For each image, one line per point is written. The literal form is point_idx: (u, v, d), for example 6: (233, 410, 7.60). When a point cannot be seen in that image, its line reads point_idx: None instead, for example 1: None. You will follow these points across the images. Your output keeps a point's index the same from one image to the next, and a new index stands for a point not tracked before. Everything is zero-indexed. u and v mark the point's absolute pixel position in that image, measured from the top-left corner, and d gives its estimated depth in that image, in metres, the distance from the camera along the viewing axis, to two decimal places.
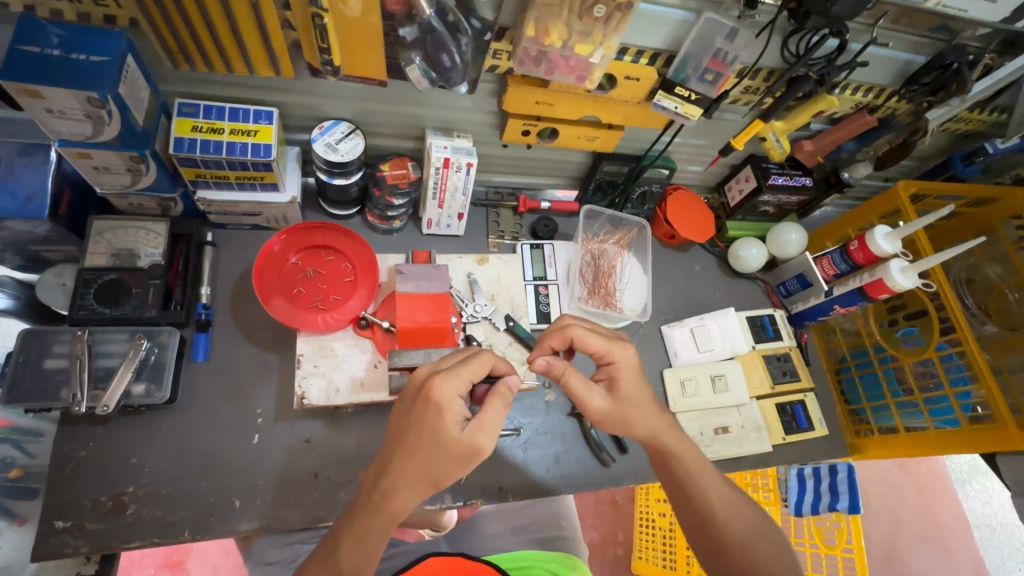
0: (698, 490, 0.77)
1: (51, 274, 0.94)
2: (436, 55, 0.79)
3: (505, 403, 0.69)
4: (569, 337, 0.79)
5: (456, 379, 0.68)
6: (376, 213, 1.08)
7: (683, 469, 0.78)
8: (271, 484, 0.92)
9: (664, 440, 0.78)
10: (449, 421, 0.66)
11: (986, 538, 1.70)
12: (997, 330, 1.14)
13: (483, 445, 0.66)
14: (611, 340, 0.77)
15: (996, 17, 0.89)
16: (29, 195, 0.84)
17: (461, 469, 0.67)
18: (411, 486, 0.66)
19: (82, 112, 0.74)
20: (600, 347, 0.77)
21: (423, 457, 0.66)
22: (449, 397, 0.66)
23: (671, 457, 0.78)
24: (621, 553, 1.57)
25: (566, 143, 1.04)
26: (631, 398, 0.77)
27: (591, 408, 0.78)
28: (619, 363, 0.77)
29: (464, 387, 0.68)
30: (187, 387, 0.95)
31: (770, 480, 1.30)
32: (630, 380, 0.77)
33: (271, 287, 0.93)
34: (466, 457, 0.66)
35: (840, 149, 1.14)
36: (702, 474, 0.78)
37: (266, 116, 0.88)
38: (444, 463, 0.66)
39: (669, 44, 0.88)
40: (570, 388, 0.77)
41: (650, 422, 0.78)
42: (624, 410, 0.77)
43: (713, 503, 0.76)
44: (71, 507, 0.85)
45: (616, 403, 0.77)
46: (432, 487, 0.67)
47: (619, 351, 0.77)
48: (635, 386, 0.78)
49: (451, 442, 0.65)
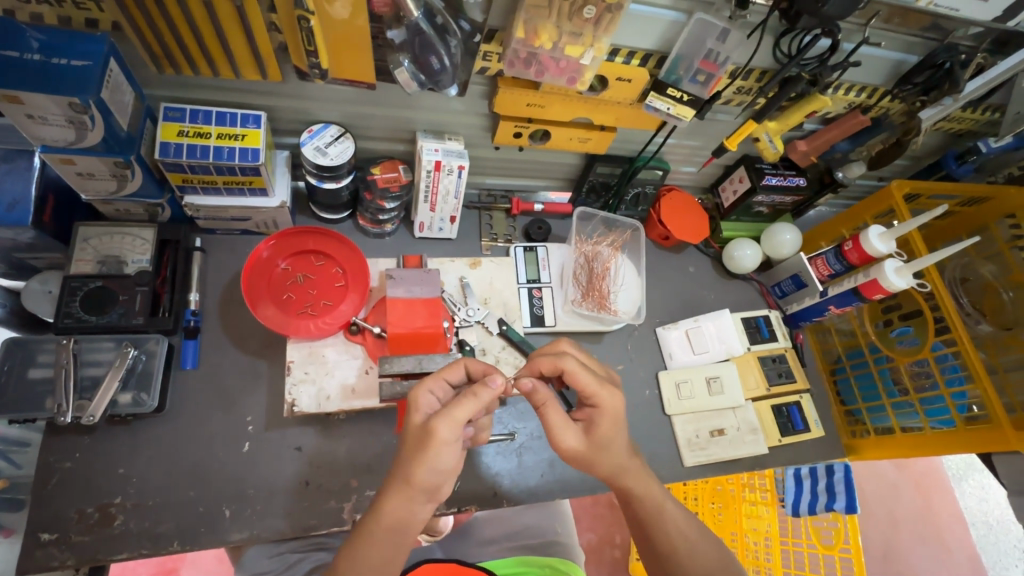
0: (659, 530, 0.76)
1: (37, 282, 0.93)
2: (425, 58, 0.78)
3: (477, 401, 0.65)
4: (559, 367, 0.75)
5: (428, 378, 0.72)
6: (368, 217, 1.07)
7: (643, 505, 0.76)
8: (261, 493, 0.90)
9: (630, 483, 0.76)
10: (412, 414, 0.68)
11: (982, 535, 1.70)
12: (992, 329, 1.13)
13: (434, 428, 0.64)
14: (601, 383, 0.74)
15: (988, 17, 0.88)
16: (11, 202, 0.83)
17: (425, 460, 0.64)
18: (391, 486, 0.66)
19: (64, 117, 0.73)
20: (588, 386, 0.73)
21: (401, 454, 0.67)
22: (416, 392, 0.70)
23: (634, 498, 0.76)
24: (619, 555, 1.55)
25: (559, 144, 1.03)
26: (607, 444, 0.74)
27: (561, 446, 0.74)
28: (603, 408, 0.73)
29: (436, 386, 0.72)
30: (175, 396, 0.93)
31: (767, 480, 1.31)
32: (608, 428, 0.74)
33: (259, 293, 0.92)
34: (422, 442, 0.65)
35: (834, 149, 1.14)
36: (664, 509, 0.77)
37: (253, 120, 0.87)
38: (412, 456, 0.65)
39: (660, 45, 0.87)
40: (546, 421, 0.74)
41: (617, 465, 0.75)
42: (596, 454, 0.74)
43: (674, 539, 0.75)
44: (56, 519, 0.84)
45: (589, 446, 0.74)
46: (407, 486, 0.65)
47: (606, 395, 0.73)
48: (612, 433, 0.74)
49: (415, 433, 0.66)
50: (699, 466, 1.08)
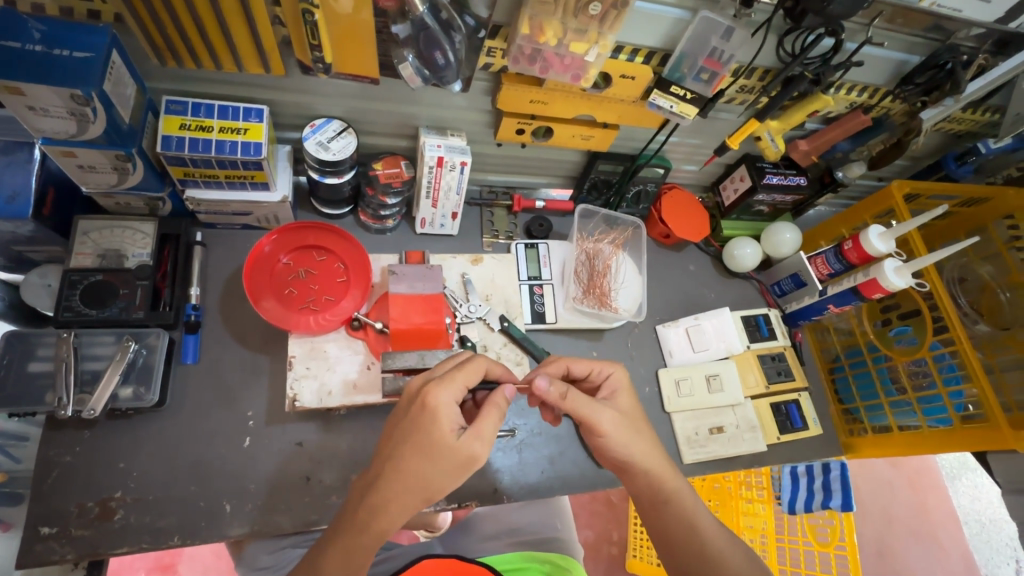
0: (693, 535, 0.72)
1: (35, 275, 0.92)
2: (428, 53, 0.76)
3: (501, 411, 0.69)
4: (564, 365, 0.82)
5: (452, 385, 0.68)
6: (369, 213, 1.06)
7: (682, 505, 0.74)
8: (262, 489, 0.90)
9: (665, 481, 0.75)
10: (445, 429, 0.65)
11: (975, 534, 1.72)
12: (989, 329, 1.14)
13: (477, 453, 0.65)
14: (604, 359, 0.81)
15: (990, 18, 0.89)
16: (11, 194, 0.82)
17: (458, 480, 0.65)
18: (405, 500, 0.64)
19: (65, 109, 0.72)
20: (594, 364, 0.81)
21: (408, 465, 0.65)
22: (444, 404, 0.66)
23: (672, 498, 0.74)
24: (616, 551, 1.56)
25: (561, 142, 1.03)
26: (633, 413, 0.78)
27: (602, 425, 0.74)
28: (617, 375, 0.80)
29: (460, 393, 0.68)
30: (176, 390, 0.93)
31: (763, 478, 1.27)
32: (627, 398, 0.79)
33: (261, 287, 0.92)
34: (461, 466, 0.65)
35: (834, 149, 1.14)
36: (699, 516, 0.74)
37: (256, 114, 0.87)
38: (442, 473, 0.64)
39: (664, 43, 0.87)
40: (575, 405, 0.74)
41: (649, 451, 0.75)
42: (632, 423, 0.76)
43: (711, 539, 0.72)
44: (55, 513, 0.83)
45: (622, 418, 0.75)
46: (425, 503, 0.65)
47: (612, 367, 0.80)
48: (633, 403, 0.79)
49: (446, 450, 0.65)
50: (698, 463, 1.08)
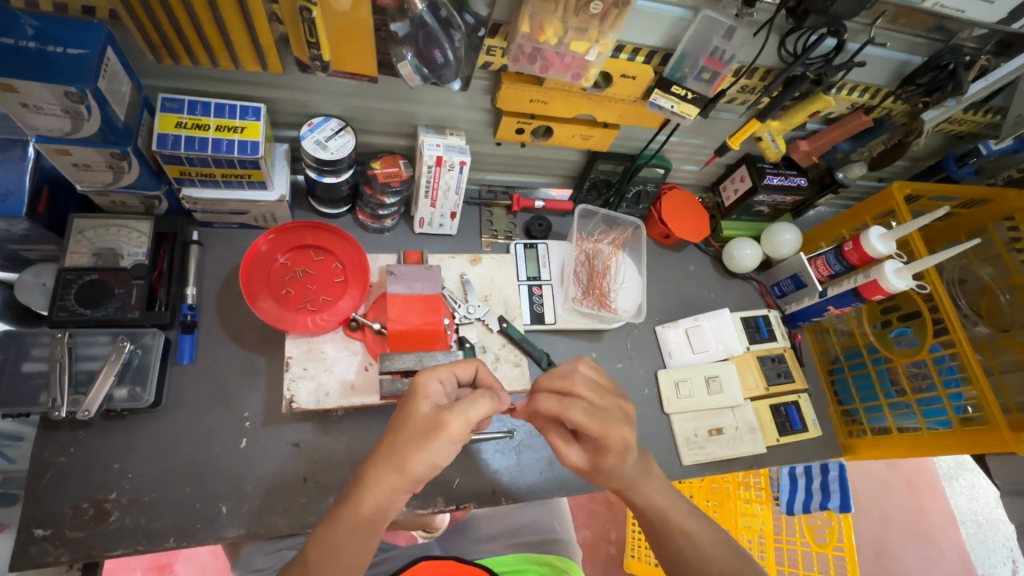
0: (669, 537, 0.74)
1: (30, 274, 0.91)
2: (428, 51, 0.76)
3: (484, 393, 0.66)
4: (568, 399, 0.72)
5: (437, 367, 0.70)
6: (367, 212, 1.06)
7: (648, 514, 0.75)
8: (259, 491, 0.89)
9: (636, 492, 0.75)
10: (418, 398, 0.66)
11: (972, 534, 1.72)
12: (988, 330, 1.14)
13: (445, 420, 0.63)
14: (608, 423, 0.69)
15: (992, 18, 0.88)
16: (5, 193, 0.81)
17: (425, 447, 0.63)
18: (378, 471, 0.64)
19: (59, 107, 0.71)
20: (594, 431, 0.69)
21: (386, 439, 0.66)
22: (423, 378, 0.68)
23: (639, 506, 0.75)
24: (614, 551, 1.56)
25: (560, 141, 1.03)
26: (614, 469, 0.72)
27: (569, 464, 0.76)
28: (612, 445, 0.70)
29: (445, 376, 0.70)
30: (172, 390, 0.92)
31: (761, 478, 1.26)
32: (615, 458, 0.71)
33: (257, 287, 0.91)
34: (428, 432, 0.63)
35: (835, 150, 1.13)
36: (670, 510, 0.75)
37: (253, 112, 0.86)
38: (411, 440, 0.64)
39: (665, 43, 0.86)
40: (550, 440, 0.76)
41: (621, 481, 0.74)
42: (601, 473, 0.74)
43: (692, 534, 0.74)
44: (49, 514, 0.83)
45: (595, 465, 0.74)
46: (397, 475, 0.64)
47: (613, 436, 0.69)
48: (619, 462, 0.72)
49: (417, 418, 0.65)
50: (697, 464, 1.08)
